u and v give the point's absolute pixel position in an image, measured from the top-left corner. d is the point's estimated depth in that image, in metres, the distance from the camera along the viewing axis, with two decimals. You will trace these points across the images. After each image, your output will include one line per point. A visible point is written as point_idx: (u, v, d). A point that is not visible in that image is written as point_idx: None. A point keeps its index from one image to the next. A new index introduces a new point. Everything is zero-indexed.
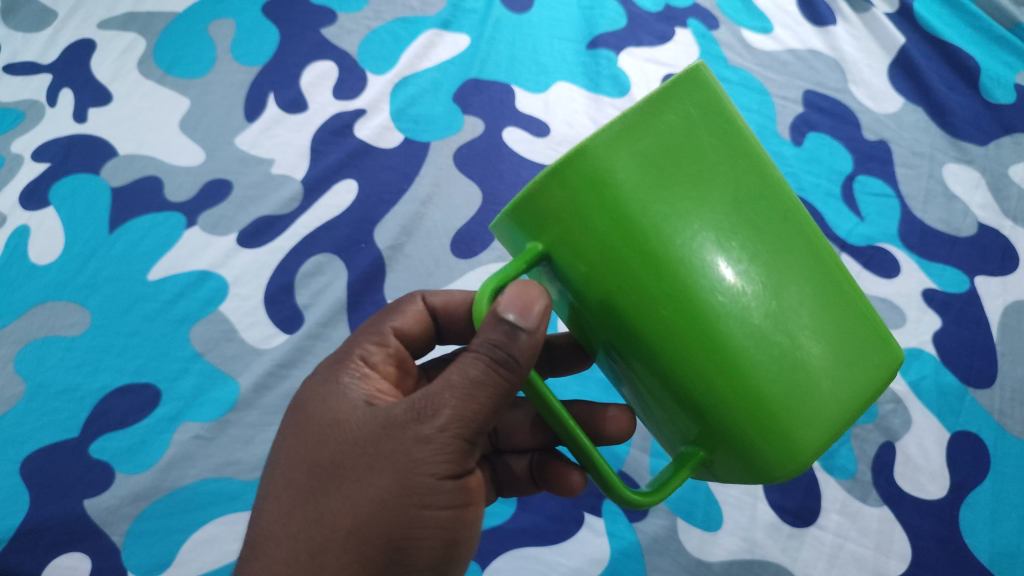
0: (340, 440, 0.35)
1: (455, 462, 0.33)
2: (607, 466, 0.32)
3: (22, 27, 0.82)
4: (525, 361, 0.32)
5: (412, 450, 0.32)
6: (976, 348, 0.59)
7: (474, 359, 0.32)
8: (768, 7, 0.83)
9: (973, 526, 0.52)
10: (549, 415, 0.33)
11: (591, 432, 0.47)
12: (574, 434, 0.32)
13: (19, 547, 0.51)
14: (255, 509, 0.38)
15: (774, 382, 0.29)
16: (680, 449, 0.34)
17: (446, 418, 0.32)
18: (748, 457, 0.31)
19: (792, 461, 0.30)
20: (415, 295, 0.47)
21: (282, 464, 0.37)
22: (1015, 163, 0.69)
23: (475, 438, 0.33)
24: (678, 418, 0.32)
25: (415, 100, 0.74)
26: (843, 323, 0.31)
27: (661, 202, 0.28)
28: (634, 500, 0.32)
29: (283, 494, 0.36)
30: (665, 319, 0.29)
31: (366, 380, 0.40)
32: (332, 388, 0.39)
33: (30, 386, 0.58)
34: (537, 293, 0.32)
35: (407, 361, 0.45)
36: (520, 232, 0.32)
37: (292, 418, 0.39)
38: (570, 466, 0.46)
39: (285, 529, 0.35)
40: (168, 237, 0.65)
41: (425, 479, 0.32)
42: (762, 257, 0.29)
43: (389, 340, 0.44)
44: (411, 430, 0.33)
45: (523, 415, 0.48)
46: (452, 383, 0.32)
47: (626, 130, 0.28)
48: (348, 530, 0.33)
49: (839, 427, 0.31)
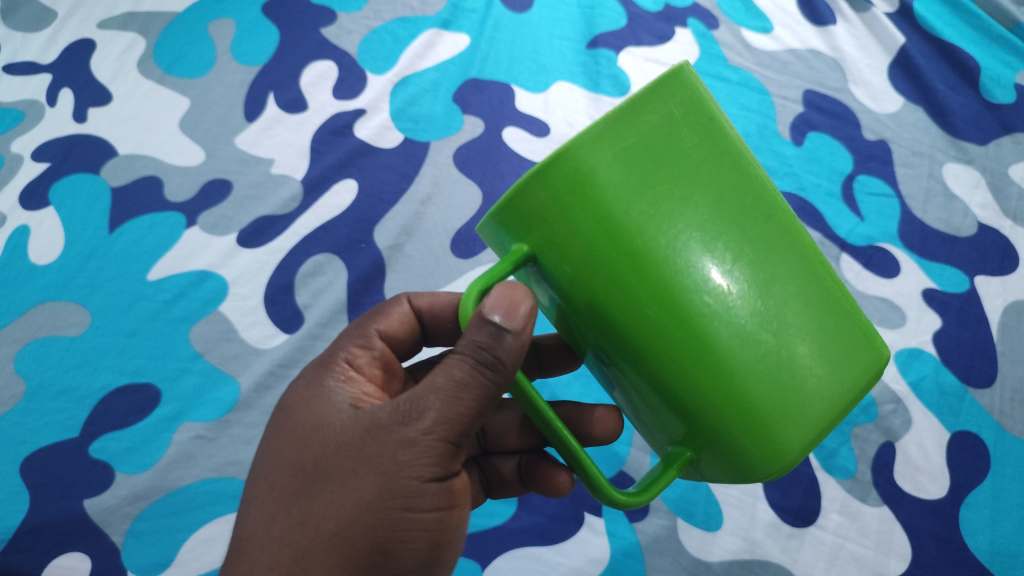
0: (324, 443, 0.35)
1: (440, 465, 0.33)
2: (594, 467, 0.32)
3: (21, 26, 0.82)
4: (511, 362, 0.32)
5: (397, 453, 0.32)
6: (976, 348, 0.59)
7: (459, 361, 0.32)
8: (767, 7, 0.83)
9: (973, 526, 0.52)
10: (537, 416, 0.33)
11: (578, 432, 0.47)
12: (562, 436, 0.32)
13: (19, 546, 0.51)
14: (239, 513, 0.38)
15: (760, 381, 0.29)
16: (668, 449, 0.34)
17: (431, 420, 0.32)
18: (735, 456, 0.31)
19: (780, 459, 0.30)
20: (400, 297, 0.47)
21: (266, 468, 0.37)
22: (1015, 163, 0.69)
23: (460, 440, 0.33)
24: (665, 418, 0.32)
25: (415, 100, 0.74)
26: (830, 321, 0.31)
27: (645, 203, 0.28)
28: (622, 500, 0.31)
29: (267, 497, 0.36)
30: (651, 318, 0.29)
31: (351, 383, 0.40)
32: (316, 391, 0.39)
33: (30, 386, 0.58)
34: (523, 295, 0.32)
35: (393, 363, 0.45)
36: (507, 233, 0.32)
37: (275, 422, 0.39)
38: (558, 467, 0.46)
39: (269, 533, 0.35)
40: (168, 237, 0.65)
41: (410, 482, 0.32)
42: (748, 256, 0.29)
43: (374, 342, 0.44)
44: (395, 432, 0.33)
45: (511, 416, 0.48)
46: (437, 386, 0.32)
47: (609, 130, 0.28)
48: (331, 534, 0.33)
49: (827, 426, 0.31)
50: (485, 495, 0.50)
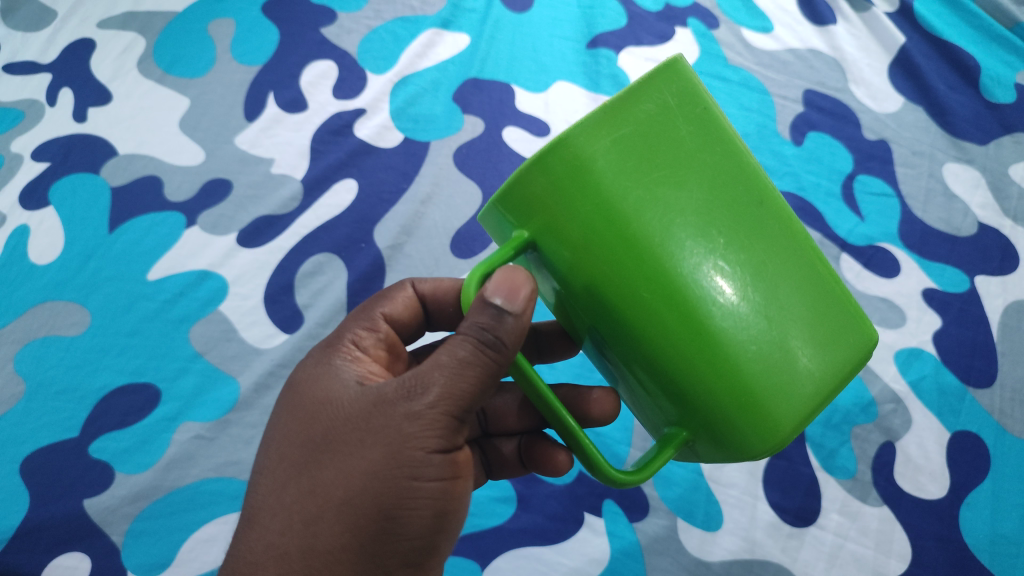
0: (333, 416, 0.35)
1: (445, 438, 0.33)
2: (591, 445, 0.32)
3: (21, 26, 0.82)
4: (511, 344, 0.32)
5: (403, 426, 0.32)
6: (977, 348, 0.59)
7: (462, 341, 0.32)
8: (768, 7, 0.83)
9: (973, 526, 0.52)
10: (537, 397, 0.33)
11: (577, 414, 0.47)
12: (561, 416, 0.32)
13: (19, 546, 0.51)
14: (251, 484, 0.38)
15: (753, 362, 0.29)
16: (664, 431, 0.34)
17: (435, 395, 0.32)
18: (728, 437, 0.31)
19: (772, 440, 0.30)
20: (404, 282, 0.47)
21: (277, 440, 0.38)
22: (1016, 163, 0.69)
23: (464, 416, 0.33)
24: (660, 399, 0.32)
25: (416, 100, 0.74)
26: (821, 306, 0.31)
27: (641, 189, 0.28)
28: (618, 479, 0.31)
29: (278, 467, 0.36)
30: (647, 302, 0.29)
31: (358, 362, 0.40)
32: (324, 369, 0.39)
33: (30, 386, 0.58)
34: (523, 279, 0.32)
35: (398, 346, 0.45)
36: (507, 220, 0.32)
37: (286, 399, 0.39)
38: (557, 447, 0.46)
39: (280, 500, 0.35)
40: (167, 237, 0.65)
41: (415, 453, 0.32)
42: (741, 242, 0.29)
43: (380, 325, 0.44)
44: (401, 406, 0.33)
45: (511, 399, 0.48)
46: (441, 363, 0.32)
47: (605, 119, 0.28)
48: (340, 501, 0.33)
49: (817, 408, 0.31)
50: (486, 477, 0.50)
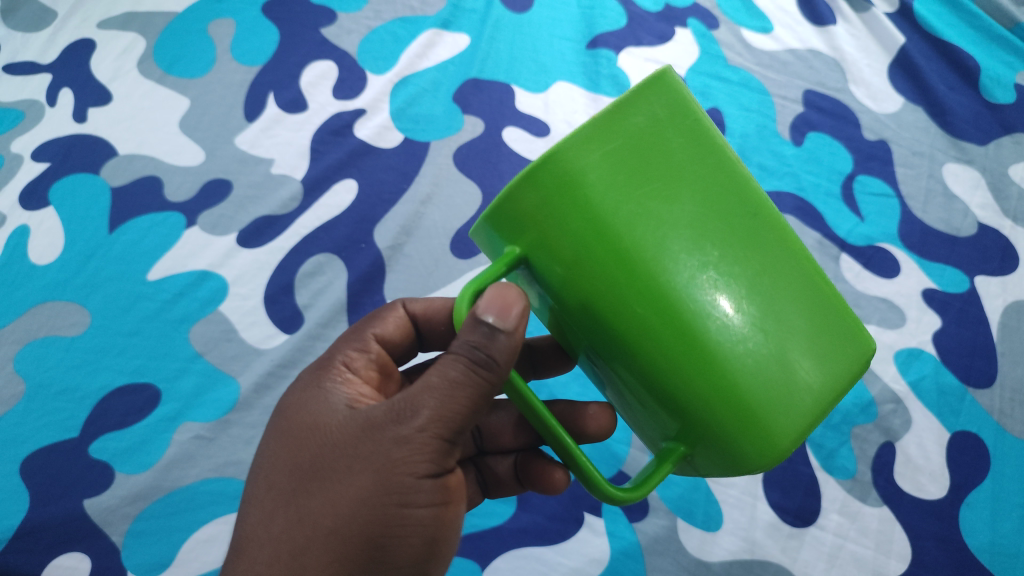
0: (321, 443, 0.35)
1: (435, 461, 0.33)
2: (588, 463, 0.32)
3: (21, 27, 0.82)
4: (504, 362, 0.32)
5: (392, 451, 0.32)
6: (976, 348, 0.59)
7: (454, 361, 0.32)
8: (768, 7, 0.83)
9: (974, 526, 0.52)
10: (531, 414, 0.33)
11: (573, 431, 0.47)
12: (556, 433, 0.32)
13: (19, 546, 0.51)
14: (240, 513, 0.38)
15: (751, 376, 0.29)
16: (662, 445, 0.34)
17: (426, 418, 0.32)
18: (727, 453, 0.31)
19: (773, 455, 0.30)
20: (396, 303, 0.47)
21: (265, 468, 0.37)
22: (1015, 163, 0.69)
23: (455, 438, 0.33)
24: (658, 414, 0.32)
25: (416, 100, 0.74)
26: (819, 318, 0.31)
27: (632, 203, 0.29)
28: (617, 496, 0.31)
29: (265, 497, 0.36)
30: (641, 317, 0.29)
31: (349, 384, 0.40)
32: (314, 393, 0.39)
33: (29, 386, 0.58)
34: (515, 296, 0.32)
35: (389, 365, 0.45)
36: (499, 236, 0.32)
37: (274, 425, 0.39)
38: (553, 465, 0.46)
39: (267, 531, 0.35)
40: (167, 237, 0.65)
41: (405, 479, 0.32)
42: (736, 254, 0.29)
43: (371, 346, 0.44)
44: (390, 431, 0.33)
45: (506, 416, 0.48)
46: (432, 385, 0.32)
47: (595, 133, 0.28)
48: (328, 530, 0.33)
49: (819, 420, 0.31)
50: (482, 495, 0.50)
